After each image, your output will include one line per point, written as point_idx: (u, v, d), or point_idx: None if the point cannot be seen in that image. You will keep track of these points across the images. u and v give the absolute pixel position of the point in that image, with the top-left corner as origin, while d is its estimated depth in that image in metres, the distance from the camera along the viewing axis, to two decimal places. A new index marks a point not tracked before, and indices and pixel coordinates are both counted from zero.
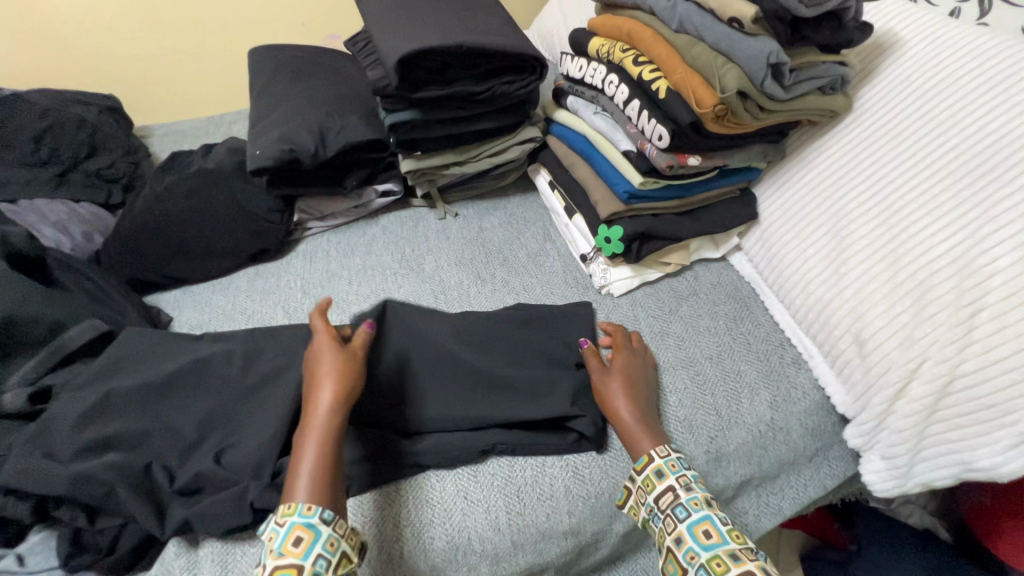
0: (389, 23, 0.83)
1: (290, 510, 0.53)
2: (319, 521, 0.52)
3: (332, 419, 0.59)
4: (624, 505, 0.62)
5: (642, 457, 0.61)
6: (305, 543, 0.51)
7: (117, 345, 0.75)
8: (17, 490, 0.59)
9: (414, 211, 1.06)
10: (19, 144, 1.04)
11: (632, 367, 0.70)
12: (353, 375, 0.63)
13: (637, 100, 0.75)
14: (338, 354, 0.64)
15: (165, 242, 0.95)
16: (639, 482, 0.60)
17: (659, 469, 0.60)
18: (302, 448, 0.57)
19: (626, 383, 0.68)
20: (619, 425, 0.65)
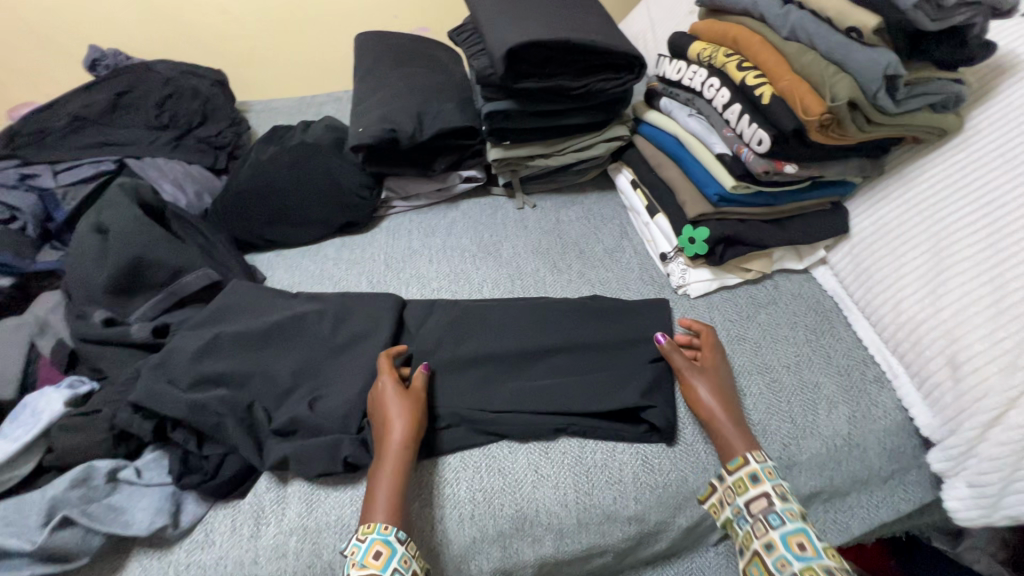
0: (498, 16, 0.87)
1: (370, 528, 0.59)
2: (397, 540, 0.58)
3: (401, 453, 0.64)
4: (704, 500, 0.65)
5: (738, 458, 0.64)
6: (384, 556, 0.56)
7: (225, 294, 0.82)
8: (143, 409, 0.66)
9: (493, 199, 1.10)
10: (145, 108, 1.15)
11: (717, 370, 0.72)
12: (421, 416, 0.67)
13: (738, 105, 0.76)
14: (403, 394, 0.68)
15: (265, 207, 1.02)
16: (730, 483, 0.63)
17: (755, 473, 0.62)
18: (376, 477, 0.63)
19: (717, 387, 0.70)
20: (713, 428, 0.67)
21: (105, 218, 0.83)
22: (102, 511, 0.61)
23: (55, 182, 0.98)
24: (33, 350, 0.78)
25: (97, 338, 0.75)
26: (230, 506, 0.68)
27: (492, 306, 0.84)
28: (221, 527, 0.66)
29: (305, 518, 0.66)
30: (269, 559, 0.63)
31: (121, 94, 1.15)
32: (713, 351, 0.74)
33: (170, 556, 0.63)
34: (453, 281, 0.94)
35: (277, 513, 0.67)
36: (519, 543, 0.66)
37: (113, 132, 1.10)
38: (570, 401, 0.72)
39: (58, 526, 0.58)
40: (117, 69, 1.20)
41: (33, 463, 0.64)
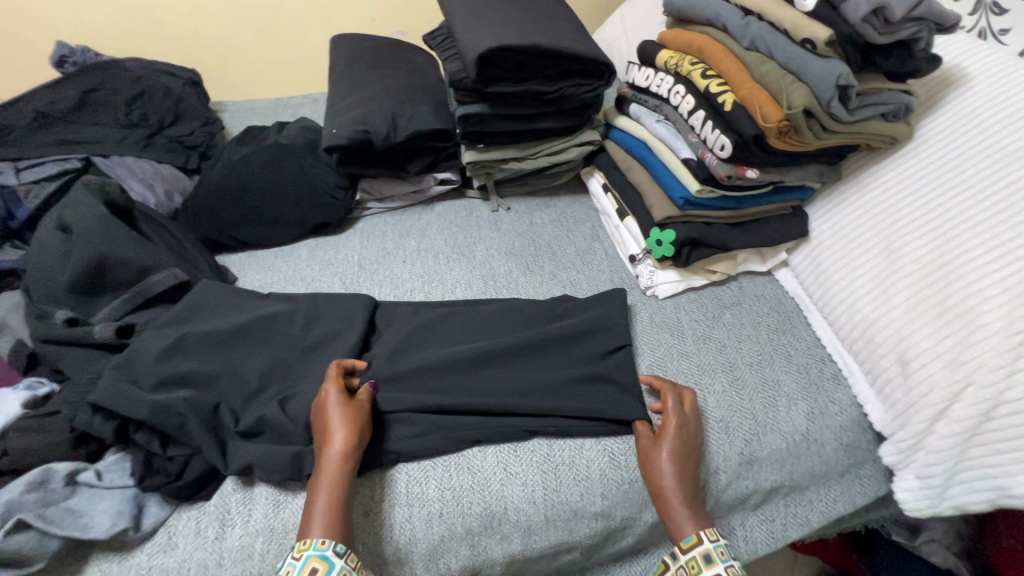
0: (471, 21, 0.88)
1: (306, 544, 0.58)
2: (334, 554, 0.57)
3: (340, 463, 0.63)
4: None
5: (692, 536, 0.61)
6: (322, 571, 0.56)
7: (194, 294, 0.81)
8: (105, 409, 0.65)
9: (468, 202, 1.11)
10: (114, 105, 1.13)
11: (683, 438, 0.67)
12: (362, 426, 0.66)
13: (702, 111, 0.78)
14: (346, 403, 0.67)
15: (236, 208, 1.01)
16: (683, 562, 0.61)
17: (707, 553, 0.59)
18: (315, 488, 0.62)
19: (678, 459, 0.65)
20: (664, 502, 0.63)
21: (70, 216, 0.81)
22: (59, 514, 0.60)
23: (17, 179, 0.96)
24: None
25: (58, 338, 0.73)
26: (195, 508, 0.67)
27: (464, 307, 0.85)
28: (185, 530, 0.65)
29: (271, 519, 0.66)
30: (234, 561, 0.63)
31: (89, 91, 1.13)
32: (683, 415, 0.69)
33: (131, 560, 0.62)
34: (426, 283, 0.94)
35: (243, 515, 0.66)
36: (488, 540, 0.66)
37: (80, 130, 1.08)
38: (540, 400, 0.73)
39: (12, 531, 0.57)
40: (85, 66, 1.18)
41: None
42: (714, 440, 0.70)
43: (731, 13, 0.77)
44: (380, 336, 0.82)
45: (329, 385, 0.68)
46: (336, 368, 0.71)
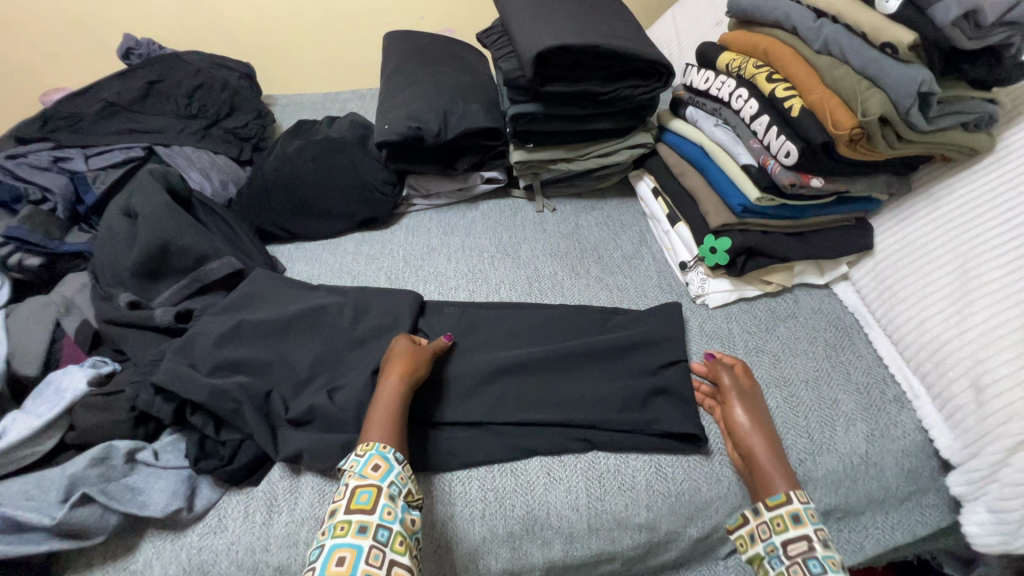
0: (528, 19, 0.88)
1: (368, 445, 0.61)
2: (395, 459, 0.60)
3: (399, 384, 0.67)
4: (734, 531, 0.61)
5: (779, 494, 0.60)
6: (383, 469, 0.59)
7: (248, 283, 0.83)
8: (165, 391, 0.67)
9: (513, 201, 1.10)
10: (175, 97, 1.17)
11: (760, 407, 0.69)
12: (423, 357, 0.72)
13: (766, 116, 0.75)
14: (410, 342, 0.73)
15: (288, 199, 1.04)
16: (768, 518, 0.59)
17: (796, 513, 0.58)
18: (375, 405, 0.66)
19: (761, 424, 0.67)
20: (754, 462, 0.63)
21: (136, 203, 0.84)
22: (120, 490, 0.62)
23: (87, 165, 1.00)
24: (58, 329, 0.79)
25: (121, 320, 0.76)
26: (244, 492, 0.68)
27: (509, 308, 0.84)
28: (234, 513, 0.66)
29: (317, 509, 0.66)
30: (280, 547, 0.64)
31: (152, 83, 1.17)
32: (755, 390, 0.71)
33: (183, 539, 0.64)
34: (471, 281, 0.94)
35: (289, 503, 0.67)
36: (529, 544, 0.66)
37: (143, 119, 1.12)
38: (586, 406, 0.72)
39: (77, 503, 0.59)
40: (149, 58, 1.22)
41: (55, 440, 0.65)
42: None
43: (803, 15, 0.74)
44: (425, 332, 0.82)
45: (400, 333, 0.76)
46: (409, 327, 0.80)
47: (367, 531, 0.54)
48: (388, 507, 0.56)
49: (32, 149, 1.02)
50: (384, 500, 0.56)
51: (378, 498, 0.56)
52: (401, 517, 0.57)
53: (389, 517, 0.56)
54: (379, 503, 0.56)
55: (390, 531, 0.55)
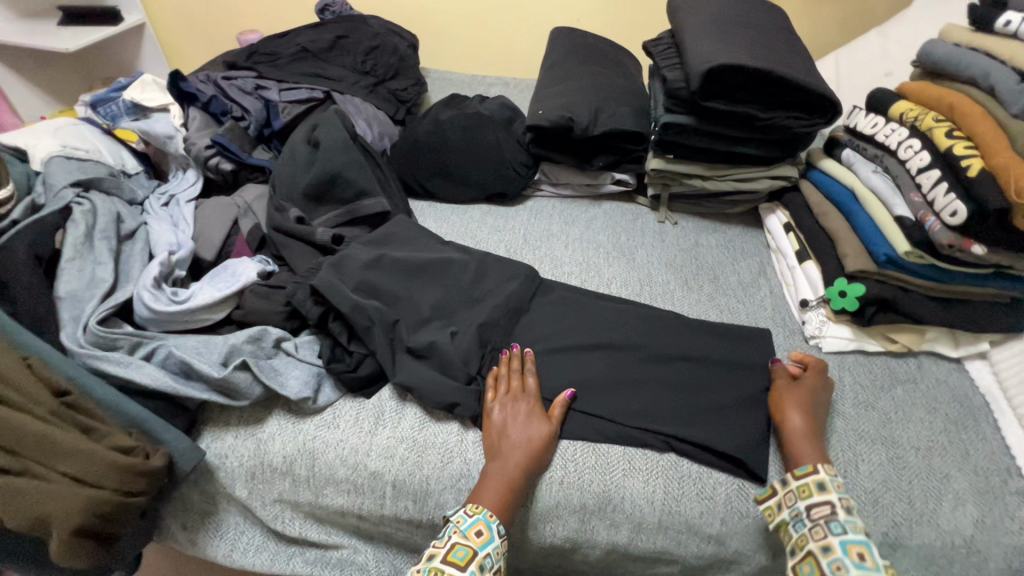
0: (703, 35, 0.90)
1: (478, 508, 0.63)
2: (497, 531, 0.62)
3: (524, 466, 0.66)
4: (762, 502, 0.65)
5: (806, 465, 0.65)
6: (485, 537, 0.61)
7: (392, 224, 0.93)
8: (320, 295, 0.77)
9: (636, 207, 1.12)
10: (354, 52, 1.30)
11: (813, 391, 0.73)
12: (547, 443, 0.69)
13: (938, 171, 0.73)
14: (543, 425, 0.70)
15: (432, 161, 1.13)
16: (794, 487, 0.64)
17: (822, 482, 0.63)
18: (493, 471, 0.66)
19: (807, 408, 0.71)
20: (790, 438, 0.68)
21: (320, 135, 0.97)
22: (267, 368, 0.73)
23: (278, 96, 1.14)
24: (234, 227, 0.93)
25: (289, 231, 0.88)
26: (357, 401, 0.77)
27: (617, 305, 0.87)
28: (346, 415, 0.75)
29: (416, 432, 0.73)
30: (380, 456, 0.72)
31: (339, 38, 1.32)
32: (814, 374, 0.75)
33: (303, 424, 0.74)
34: (584, 271, 0.98)
35: (393, 420, 0.74)
36: (598, 520, 0.69)
37: (326, 67, 1.26)
38: (677, 413, 0.74)
39: (237, 368, 0.70)
40: (341, 17, 1.37)
41: (223, 314, 0.77)
42: (859, 510, 0.66)
43: (1004, 75, 0.72)
44: (535, 307, 0.86)
45: (529, 398, 0.72)
46: (532, 381, 0.74)
47: None
48: None
49: (240, 75, 1.18)
50: (475, 565, 0.59)
51: (471, 561, 0.60)
52: None
53: None
54: (471, 566, 0.59)
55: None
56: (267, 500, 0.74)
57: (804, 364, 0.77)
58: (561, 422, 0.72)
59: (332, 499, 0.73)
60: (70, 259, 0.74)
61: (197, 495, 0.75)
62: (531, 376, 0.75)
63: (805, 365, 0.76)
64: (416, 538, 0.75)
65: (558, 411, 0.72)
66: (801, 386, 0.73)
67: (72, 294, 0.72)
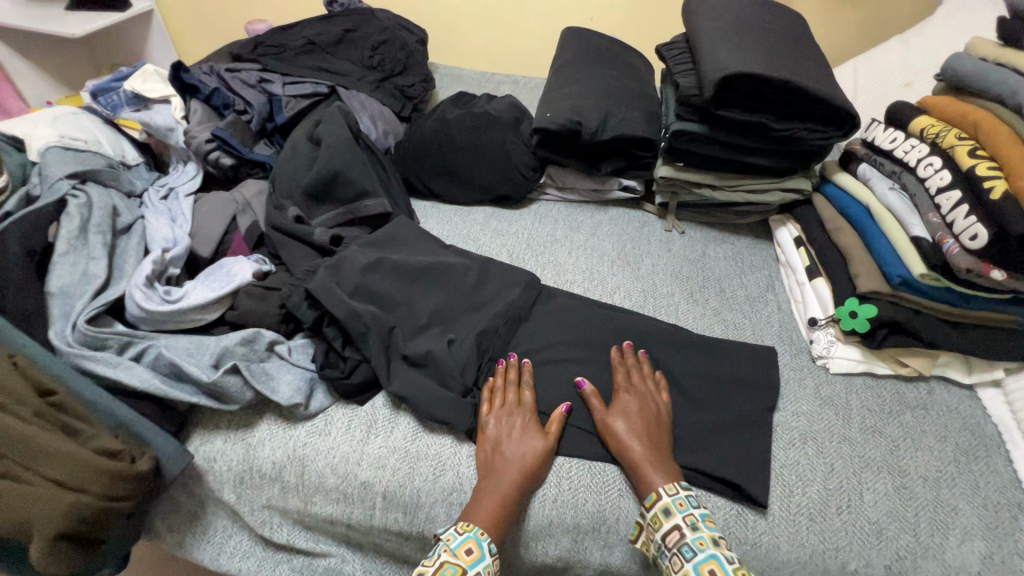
0: (719, 40, 0.87)
1: (469, 526, 0.61)
2: (488, 549, 0.60)
3: (518, 483, 0.64)
4: (635, 540, 0.64)
5: (653, 493, 0.63)
6: (475, 555, 0.59)
7: (393, 226, 0.90)
8: (316, 298, 0.75)
9: (643, 214, 1.10)
10: (362, 46, 1.27)
11: (638, 408, 0.70)
12: (542, 460, 0.67)
13: (958, 192, 0.70)
14: (538, 440, 0.68)
15: (437, 161, 1.10)
16: (647, 518, 0.62)
17: (667, 507, 0.61)
18: (487, 487, 0.64)
19: (638, 426, 0.68)
20: (635, 467, 0.66)
21: (325, 132, 0.96)
22: (258, 372, 0.71)
23: (283, 90, 1.12)
24: (232, 223, 0.91)
25: (288, 230, 0.86)
26: (350, 408, 0.75)
27: (619, 316, 0.84)
28: (339, 422, 0.74)
29: (409, 442, 0.72)
30: (371, 465, 0.70)
31: (347, 31, 1.29)
32: (638, 390, 0.72)
33: (294, 430, 0.72)
34: (587, 279, 0.96)
35: (386, 429, 0.73)
36: (592, 541, 0.67)
37: (333, 62, 1.24)
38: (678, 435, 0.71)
39: (228, 371, 0.69)
40: (350, 10, 1.35)
41: (216, 314, 0.76)
42: (863, 541, 0.64)
43: None
44: (536, 316, 0.84)
45: (525, 413, 0.70)
46: (528, 395, 0.72)
47: None
48: None
49: (245, 67, 1.17)
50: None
51: None
52: None
53: None
54: None
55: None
56: (256, 505, 0.73)
57: (634, 378, 0.74)
58: (557, 439, 0.70)
59: (321, 508, 0.71)
60: (62, 254, 0.73)
61: (186, 497, 0.74)
62: (526, 390, 0.73)
63: (634, 379, 0.74)
64: (406, 549, 0.73)
65: (555, 427, 0.70)
66: (618, 402, 0.71)
67: (64, 290, 0.70)
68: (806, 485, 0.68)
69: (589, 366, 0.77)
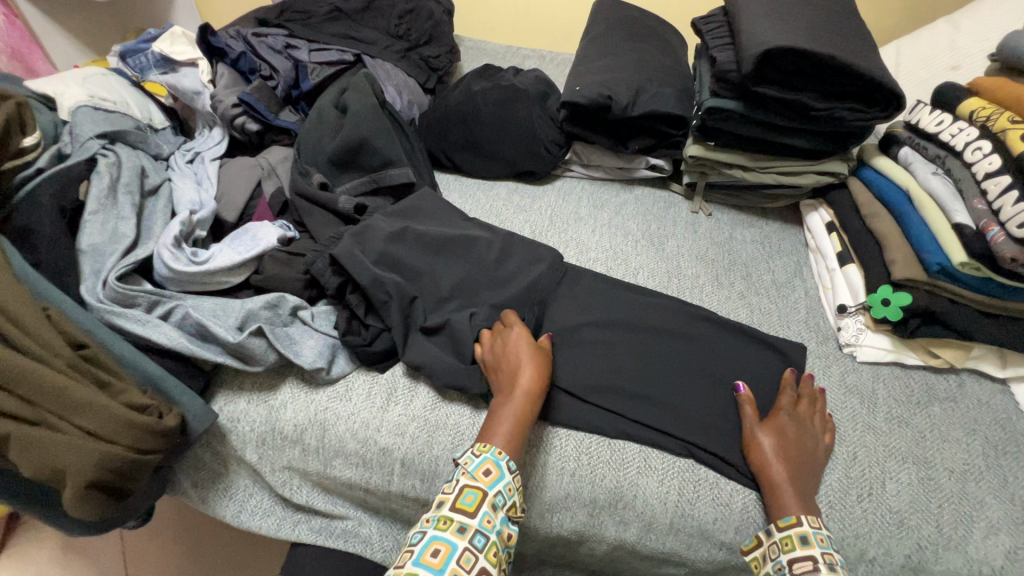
0: (762, 13, 0.84)
1: (486, 447, 0.62)
2: (507, 467, 0.60)
3: (529, 397, 0.66)
4: (748, 552, 0.62)
5: (790, 516, 0.60)
6: (493, 476, 0.59)
7: (416, 197, 0.90)
8: (341, 265, 0.76)
9: (669, 195, 1.07)
10: (388, 15, 1.25)
11: (797, 434, 0.66)
12: (542, 365, 0.69)
13: (1008, 177, 0.68)
14: (533, 348, 0.70)
15: (461, 134, 1.09)
16: (776, 538, 0.60)
17: (805, 536, 0.59)
18: (501, 410, 0.65)
19: (790, 452, 0.64)
20: (770, 489, 0.63)
21: (352, 100, 0.95)
22: (283, 335, 0.72)
23: (309, 56, 1.11)
24: (257, 189, 0.92)
25: (312, 197, 0.86)
26: (371, 375, 0.76)
27: (645, 297, 0.83)
28: (359, 388, 0.74)
29: (428, 411, 0.72)
30: (390, 432, 0.71)
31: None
32: (801, 419, 0.68)
33: (316, 395, 0.73)
34: (611, 258, 0.94)
35: (406, 398, 0.73)
36: (607, 516, 0.67)
37: (359, 30, 1.22)
38: (700, 417, 0.71)
39: (253, 334, 0.70)
40: None
41: (241, 277, 0.77)
42: (884, 530, 0.63)
43: None
44: (559, 293, 0.83)
45: (515, 327, 0.72)
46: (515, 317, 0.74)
47: (465, 533, 0.55)
48: (489, 516, 0.57)
49: (272, 32, 1.15)
50: (486, 507, 0.57)
51: (482, 503, 0.58)
52: (499, 529, 0.58)
53: (488, 525, 0.57)
54: (482, 509, 0.57)
55: (487, 539, 0.56)
56: (277, 466, 0.74)
57: (803, 406, 0.70)
58: (549, 350, 0.72)
59: (340, 471, 0.73)
60: (93, 213, 0.74)
61: (209, 455, 0.76)
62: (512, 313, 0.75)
63: (800, 409, 0.69)
64: (422, 516, 0.74)
65: (546, 340, 0.73)
66: (773, 421, 0.68)
67: (94, 248, 0.71)
68: (828, 473, 0.67)
69: (613, 345, 0.77)
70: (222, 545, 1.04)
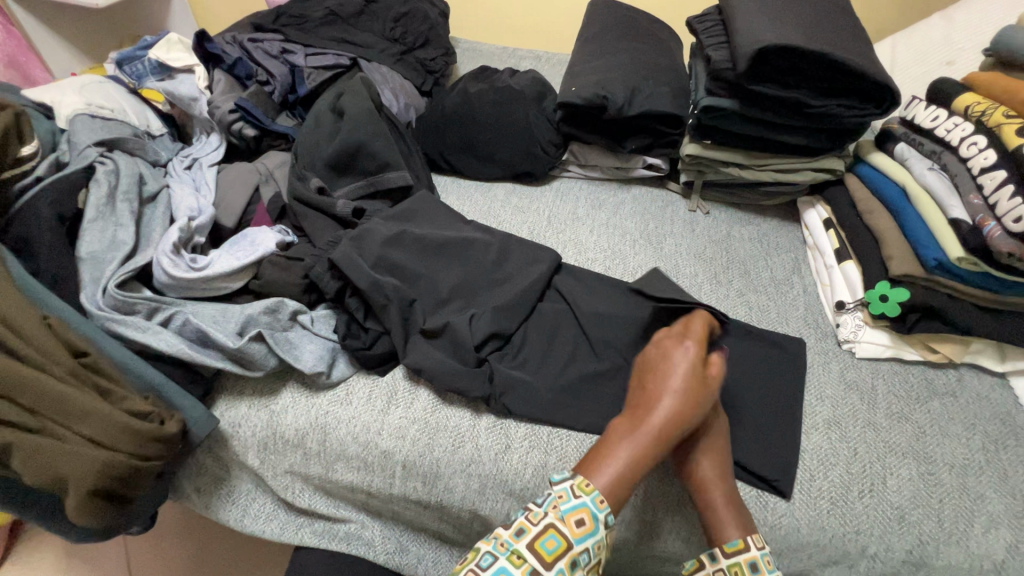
0: (756, 12, 0.84)
1: (587, 488, 0.54)
2: (602, 523, 0.53)
3: (657, 438, 0.57)
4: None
5: (738, 540, 0.56)
6: (585, 529, 0.52)
7: (414, 200, 0.90)
8: (340, 269, 0.76)
9: (667, 194, 1.08)
10: (384, 18, 1.25)
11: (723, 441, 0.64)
12: (696, 405, 0.59)
13: (1003, 172, 0.68)
14: (692, 382, 0.60)
15: (458, 136, 1.09)
16: (724, 566, 0.55)
17: (754, 562, 0.55)
18: (619, 443, 0.57)
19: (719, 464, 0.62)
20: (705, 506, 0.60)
21: (348, 104, 0.95)
22: (282, 340, 0.72)
23: (305, 61, 1.11)
24: (255, 194, 0.92)
25: (310, 202, 0.86)
26: (371, 378, 0.76)
27: None
28: (360, 391, 0.74)
29: (429, 413, 0.72)
30: (391, 435, 0.71)
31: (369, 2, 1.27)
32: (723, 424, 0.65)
33: (316, 398, 0.73)
34: (609, 258, 0.95)
35: (406, 401, 0.73)
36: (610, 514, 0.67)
37: (355, 34, 1.22)
38: None
39: (253, 339, 0.70)
40: None
41: (240, 283, 0.77)
42: (885, 526, 0.63)
43: None
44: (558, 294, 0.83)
45: (684, 353, 0.63)
46: (694, 345, 0.64)
47: None
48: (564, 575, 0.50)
49: (268, 37, 1.16)
50: (565, 562, 0.51)
51: (563, 556, 0.51)
52: None
53: None
54: (559, 563, 0.51)
55: None
56: (279, 470, 0.74)
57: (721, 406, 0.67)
58: (715, 386, 0.62)
59: (341, 475, 0.73)
60: (91, 221, 0.74)
61: (211, 460, 0.76)
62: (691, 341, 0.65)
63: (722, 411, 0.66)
64: (424, 517, 0.75)
65: (717, 372, 0.63)
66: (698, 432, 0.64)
67: (93, 256, 0.72)
68: (828, 470, 0.67)
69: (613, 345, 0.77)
70: (226, 548, 1.05)
